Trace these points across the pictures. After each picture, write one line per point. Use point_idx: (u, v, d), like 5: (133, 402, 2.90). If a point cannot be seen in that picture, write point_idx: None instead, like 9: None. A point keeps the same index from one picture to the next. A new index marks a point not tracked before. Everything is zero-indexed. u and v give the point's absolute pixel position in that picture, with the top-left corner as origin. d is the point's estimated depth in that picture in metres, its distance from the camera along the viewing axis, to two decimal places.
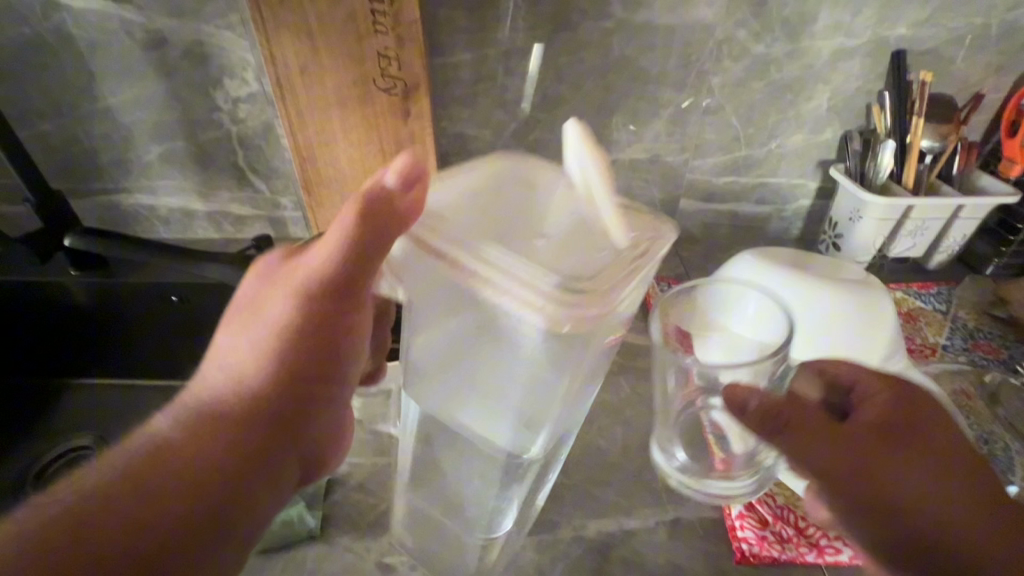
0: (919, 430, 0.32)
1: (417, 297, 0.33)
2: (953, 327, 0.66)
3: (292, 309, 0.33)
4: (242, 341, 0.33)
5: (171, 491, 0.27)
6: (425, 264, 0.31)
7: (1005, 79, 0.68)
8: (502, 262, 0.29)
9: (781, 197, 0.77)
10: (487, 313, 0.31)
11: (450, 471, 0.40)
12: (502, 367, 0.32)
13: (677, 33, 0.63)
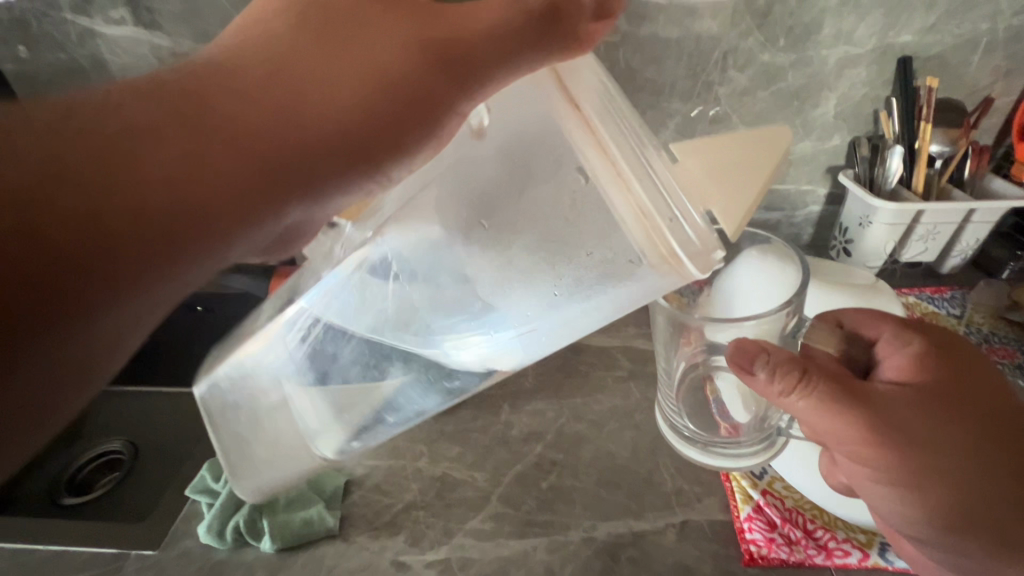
0: (961, 395, 0.36)
1: (516, 156, 0.29)
2: (967, 331, 0.65)
3: (404, 56, 0.24)
4: (328, 66, 0.23)
5: (113, 180, 0.18)
6: (559, 116, 0.27)
7: (1015, 82, 0.68)
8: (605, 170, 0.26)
9: (791, 204, 0.78)
10: (553, 190, 0.28)
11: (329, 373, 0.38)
12: (507, 275, 0.29)
13: (682, 46, 0.65)
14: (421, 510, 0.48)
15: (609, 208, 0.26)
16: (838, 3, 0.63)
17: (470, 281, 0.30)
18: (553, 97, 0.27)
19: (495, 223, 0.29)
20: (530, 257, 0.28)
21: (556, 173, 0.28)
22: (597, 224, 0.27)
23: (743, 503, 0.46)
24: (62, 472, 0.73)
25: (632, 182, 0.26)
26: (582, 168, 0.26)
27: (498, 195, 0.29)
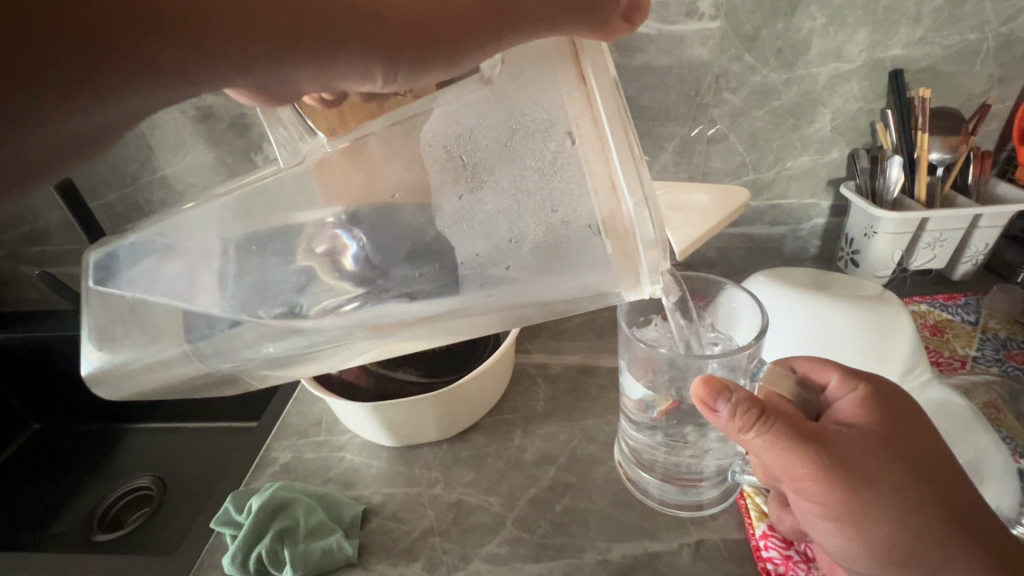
0: (906, 437, 0.37)
1: (513, 110, 0.33)
2: (984, 337, 0.63)
3: None
4: None
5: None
6: (562, 86, 0.32)
7: (1011, 88, 0.68)
8: (590, 156, 0.32)
9: (794, 217, 0.79)
10: (529, 151, 0.33)
11: (162, 261, 0.39)
12: (476, 230, 0.34)
13: (675, 72, 0.68)
14: (438, 536, 0.48)
15: (585, 174, 0.32)
16: (824, 24, 0.64)
17: (431, 214, 0.36)
18: (559, 74, 0.32)
19: (472, 167, 0.34)
20: (500, 203, 0.34)
21: (547, 134, 0.32)
22: (571, 191, 0.33)
23: (757, 520, 0.46)
24: (98, 506, 0.76)
25: (613, 159, 0.31)
26: (571, 133, 0.32)
27: (478, 151, 0.34)
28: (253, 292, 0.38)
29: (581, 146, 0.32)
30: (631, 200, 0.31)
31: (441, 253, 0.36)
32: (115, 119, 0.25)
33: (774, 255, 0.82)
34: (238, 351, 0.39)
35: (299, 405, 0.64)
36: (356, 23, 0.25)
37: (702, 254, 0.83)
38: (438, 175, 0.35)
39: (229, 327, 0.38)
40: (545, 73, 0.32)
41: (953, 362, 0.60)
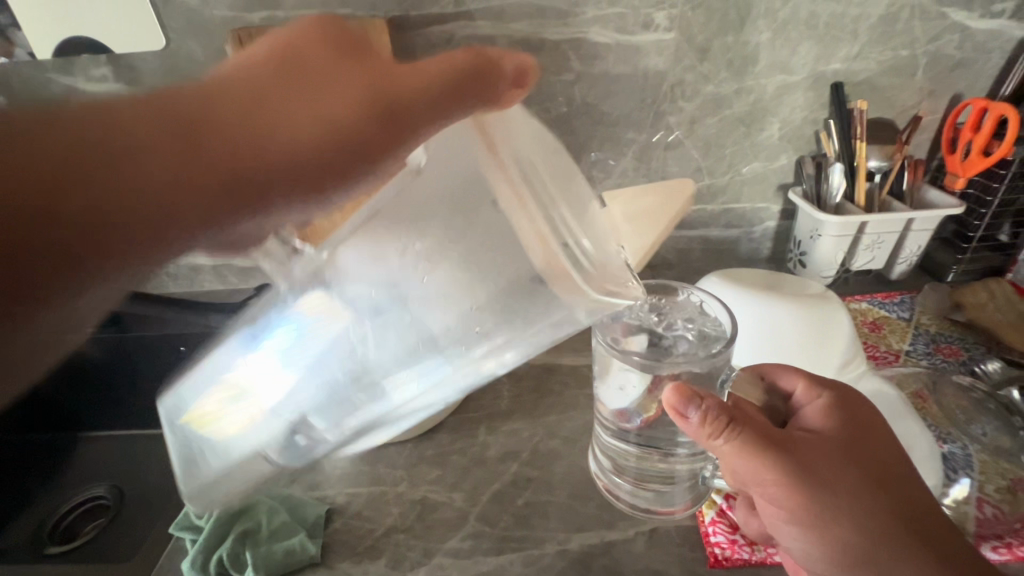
0: (864, 445, 0.39)
1: (450, 183, 0.35)
2: (916, 333, 0.68)
3: (355, 98, 0.24)
4: (292, 101, 0.22)
5: (50, 197, 0.17)
6: (479, 160, 0.34)
7: (940, 101, 0.73)
8: (517, 220, 0.33)
9: (747, 220, 0.83)
10: (476, 221, 0.35)
11: (212, 412, 0.43)
12: (444, 299, 0.36)
13: (633, 80, 0.70)
14: (401, 532, 0.49)
15: (517, 232, 0.34)
16: (771, 37, 0.68)
17: (406, 284, 0.37)
18: (469, 140, 0.33)
19: (425, 249, 0.36)
20: (456, 277, 0.36)
21: (477, 207, 0.35)
22: (512, 246, 0.34)
23: (707, 508, 0.48)
24: (48, 520, 0.74)
25: (529, 206, 0.33)
26: (496, 201, 0.34)
27: (434, 225, 0.36)
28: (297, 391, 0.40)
29: (507, 205, 0.33)
30: (557, 244, 0.33)
31: (422, 324, 0.37)
32: (72, 325, 0.20)
33: (728, 256, 0.86)
34: (320, 444, 0.43)
35: None
36: (295, 158, 0.22)
37: (661, 256, 0.86)
38: (398, 258, 0.37)
39: (321, 425, 0.42)
40: (455, 142, 0.34)
41: (889, 356, 0.65)
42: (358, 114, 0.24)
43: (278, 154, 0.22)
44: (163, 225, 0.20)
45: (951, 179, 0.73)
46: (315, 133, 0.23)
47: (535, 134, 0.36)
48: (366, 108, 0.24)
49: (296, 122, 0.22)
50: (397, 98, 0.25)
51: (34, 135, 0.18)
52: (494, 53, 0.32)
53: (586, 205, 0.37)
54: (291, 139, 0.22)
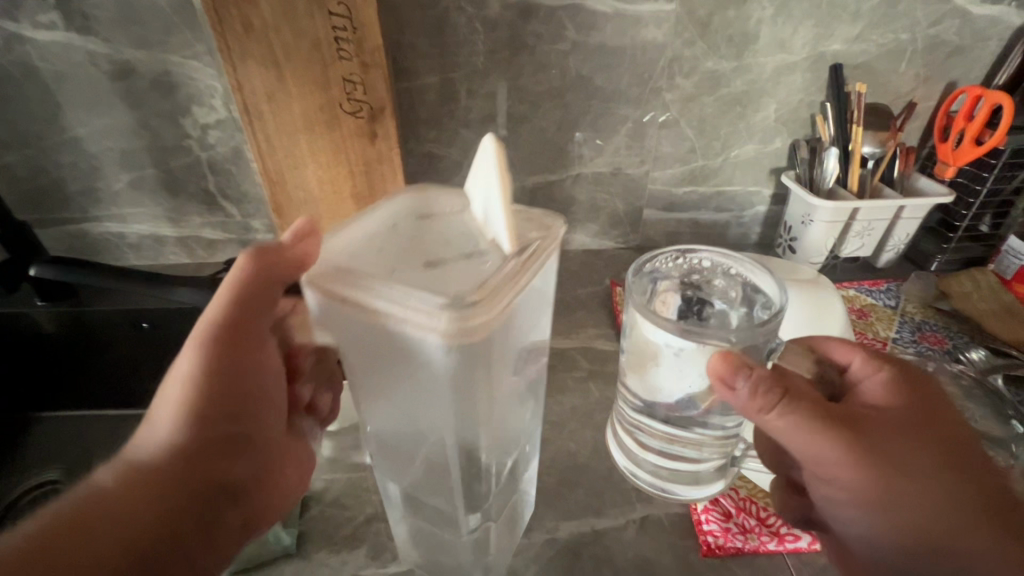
0: (929, 426, 0.36)
1: (351, 338, 0.33)
2: (902, 320, 0.68)
3: (203, 354, 0.36)
4: (177, 375, 0.36)
5: (94, 535, 0.29)
6: (324, 309, 0.32)
7: (935, 87, 0.72)
8: (405, 323, 0.29)
9: (737, 204, 0.81)
10: (387, 345, 0.32)
11: (411, 531, 0.43)
12: (422, 391, 0.33)
13: (629, 53, 0.67)
14: (381, 521, 0.47)
15: (402, 335, 0.30)
16: (773, 14, 0.66)
17: (399, 395, 0.35)
18: (317, 304, 0.32)
19: (368, 372, 0.34)
20: (422, 396, 0.34)
21: (382, 338, 0.32)
22: (416, 355, 0.31)
23: (700, 495, 0.47)
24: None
25: (402, 319, 0.29)
26: (379, 318, 0.30)
27: (358, 361, 0.34)
28: (428, 470, 0.38)
29: (407, 320, 0.29)
30: (433, 313, 0.29)
31: (437, 415, 0.34)
32: None
33: (716, 241, 0.85)
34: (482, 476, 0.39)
35: None
36: (238, 395, 0.36)
37: (649, 239, 0.85)
38: (362, 384, 0.36)
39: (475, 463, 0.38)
40: (339, 314, 0.32)
41: (876, 343, 0.64)
42: (211, 360, 0.36)
43: (188, 416, 0.34)
44: (185, 486, 0.32)
45: (943, 167, 0.72)
46: (211, 371, 0.36)
47: (367, 232, 0.35)
48: (211, 353, 0.36)
49: (185, 391, 0.35)
50: (239, 329, 0.37)
51: (91, 509, 0.30)
52: (262, 250, 0.38)
53: (450, 227, 0.35)
54: (194, 396, 0.35)
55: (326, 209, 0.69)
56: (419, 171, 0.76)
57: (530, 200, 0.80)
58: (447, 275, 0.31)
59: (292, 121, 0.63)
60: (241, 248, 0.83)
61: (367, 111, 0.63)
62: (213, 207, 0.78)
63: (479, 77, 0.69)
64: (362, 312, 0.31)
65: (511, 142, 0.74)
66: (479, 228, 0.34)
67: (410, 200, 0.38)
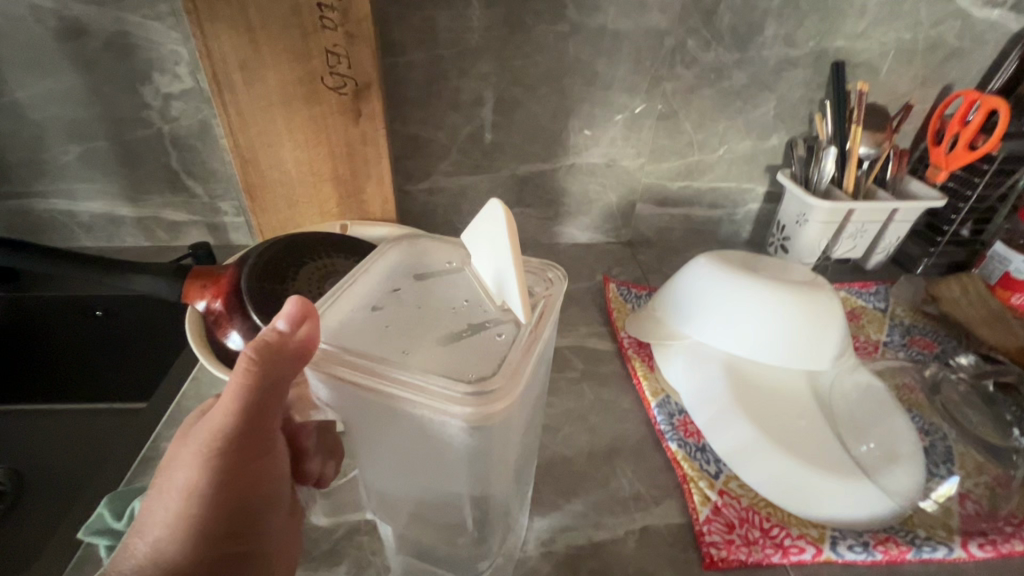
0: None
1: (353, 422, 0.26)
2: (893, 323, 0.68)
3: (199, 462, 0.26)
4: (170, 480, 0.27)
5: None
6: (324, 390, 0.25)
7: (931, 90, 0.72)
8: (418, 413, 0.23)
9: (730, 201, 0.80)
10: (396, 432, 0.25)
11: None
12: (438, 477, 0.26)
13: (631, 39, 0.64)
14: (366, 533, 0.41)
15: (420, 424, 0.23)
16: (779, 5, 0.63)
17: (405, 476, 0.27)
18: (314, 381, 0.25)
19: (363, 450, 0.27)
20: (431, 482, 0.27)
21: (386, 424, 0.24)
22: (430, 445, 0.24)
23: (701, 505, 0.45)
24: None
25: (420, 414, 0.22)
26: (398, 414, 0.23)
27: (359, 442, 0.27)
28: (432, 538, 0.32)
29: (419, 406, 0.22)
30: (452, 409, 0.22)
31: (456, 499, 0.28)
32: None
33: (707, 237, 0.84)
34: (501, 532, 0.33)
35: (197, 385, 0.55)
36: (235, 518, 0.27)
37: (640, 234, 0.83)
38: (360, 461, 0.29)
39: (489, 530, 0.31)
40: (343, 397, 0.25)
41: (869, 346, 0.64)
42: (208, 477, 0.26)
43: (187, 537, 0.26)
44: None
45: (933, 171, 0.72)
46: (214, 495, 0.26)
47: (358, 296, 0.28)
48: (207, 468, 0.26)
49: (179, 514, 0.26)
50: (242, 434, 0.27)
51: None
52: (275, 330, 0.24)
53: (453, 289, 0.28)
54: (189, 523, 0.26)
55: (303, 191, 0.65)
56: (405, 155, 0.72)
57: (521, 190, 0.76)
58: (466, 354, 0.24)
59: (267, 95, 0.57)
60: (208, 231, 0.77)
61: (351, 86, 0.58)
62: (176, 185, 0.72)
63: (472, 56, 0.64)
64: (366, 397, 0.23)
65: (503, 128, 0.70)
66: (486, 292, 0.27)
67: (401, 258, 0.31)
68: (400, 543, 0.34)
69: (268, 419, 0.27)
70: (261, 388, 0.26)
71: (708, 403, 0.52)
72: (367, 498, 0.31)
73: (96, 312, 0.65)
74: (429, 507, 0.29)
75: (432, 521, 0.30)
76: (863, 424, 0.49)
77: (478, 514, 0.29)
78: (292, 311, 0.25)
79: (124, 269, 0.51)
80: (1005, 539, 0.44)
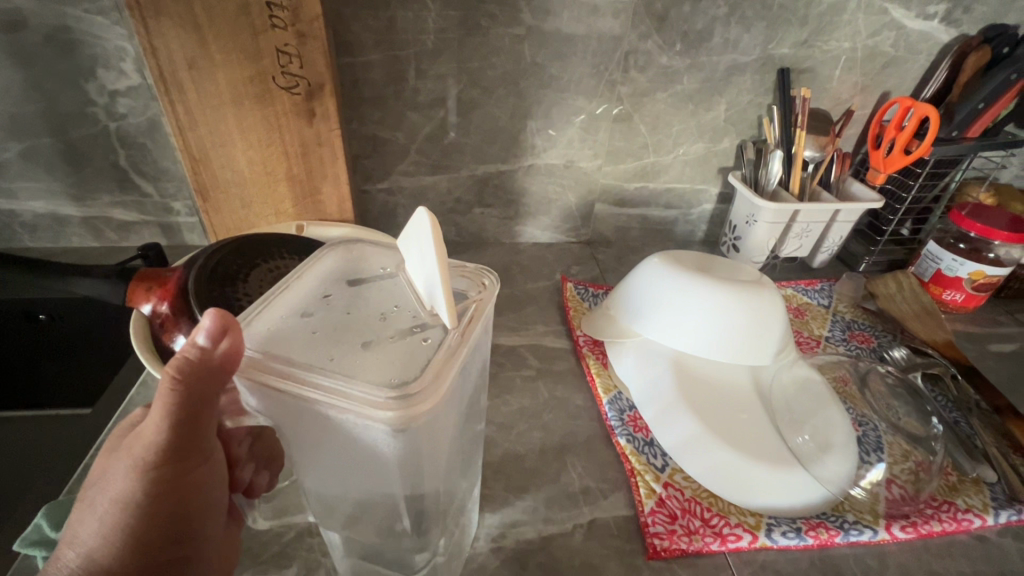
0: None
1: (283, 427, 0.26)
2: (834, 319, 0.71)
3: (133, 473, 0.26)
4: (106, 490, 0.27)
5: None
6: (253, 395, 0.25)
7: (871, 96, 0.76)
8: (342, 417, 0.23)
9: (686, 202, 0.82)
10: (324, 435, 0.25)
11: None
12: (369, 478, 0.27)
13: (586, 43, 0.66)
14: (315, 535, 0.41)
15: (347, 427, 0.24)
16: (727, 13, 0.65)
17: (338, 478, 0.28)
18: (243, 387, 0.25)
19: (295, 454, 0.28)
20: (364, 483, 0.27)
21: (314, 427, 0.25)
22: (359, 447, 0.25)
23: (646, 497, 0.47)
24: None
25: (346, 417, 0.23)
26: (325, 417, 0.24)
27: (291, 446, 0.27)
28: (371, 537, 0.32)
29: (342, 410, 0.23)
30: (376, 412, 0.22)
31: (392, 498, 0.28)
32: None
33: (664, 237, 0.86)
34: (442, 529, 0.34)
35: (145, 390, 0.54)
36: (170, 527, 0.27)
37: (600, 233, 0.85)
38: (295, 464, 0.29)
39: (428, 528, 0.32)
40: (270, 401, 0.25)
41: (811, 341, 0.67)
42: (143, 487, 0.26)
43: (120, 546, 0.26)
44: None
45: (873, 174, 0.76)
46: (148, 507, 0.26)
47: (290, 303, 0.28)
48: (141, 477, 0.26)
49: (114, 525, 0.26)
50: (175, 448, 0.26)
51: None
52: (202, 342, 0.24)
53: (385, 294, 0.29)
54: (122, 532, 0.26)
55: (257, 192, 0.64)
56: (363, 155, 0.72)
57: (481, 190, 0.77)
58: (393, 358, 0.25)
59: (216, 93, 0.56)
60: (161, 231, 0.75)
61: (304, 86, 0.58)
62: (125, 184, 0.70)
63: (429, 57, 0.65)
64: (294, 402, 0.24)
65: (462, 128, 0.71)
66: (416, 296, 0.28)
67: (337, 264, 0.31)
68: (342, 543, 0.34)
69: (201, 430, 0.27)
70: (189, 403, 0.26)
71: (655, 399, 0.54)
72: (306, 500, 0.32)
73: (41, 318, 0.65)
74: (365, 507, 0.29)
75: (371, 521, 0.31)
76: (796, 416, 0.52)
77: (415, 512, 0.30)
78: (212, 324, 0.25)
79: (69, 273, 0.49)
80: (925, 521, 0.47)
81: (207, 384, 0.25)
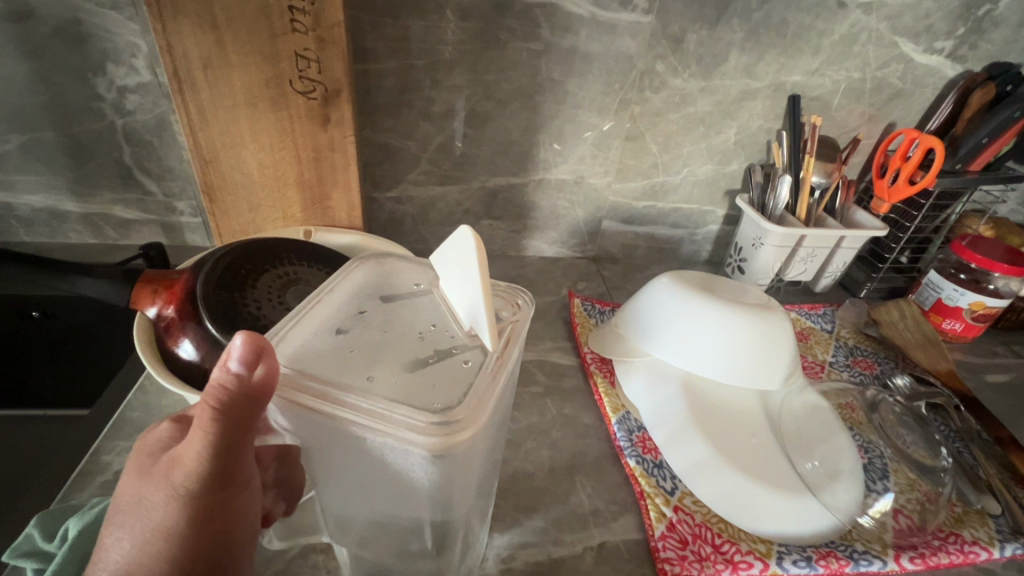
0: None
1: (312, 447, 0.26)
2: (837, 345, 0.72)
3: (169, 500, 0.25)
4: (141, 517, 0.25)
5: None
6: (286, 414, 0.24)
7: (876, 126, 0.77)
8: (380, 440, 0.22)
9: (692, 222, 0.83)
10: (355, 456, 0.24)
11: None
12: (396, 501, 0.26)
13: (601, 60, 0.66)
14: (321, 553, 0.40)
15: (382, 450, 0.23)
16: (742, 38, 0.66)
17: (364, 500, 0.27)
18: (276, 407, 0.24)
19: (319, 474, 0.27)
20: (391, 506, 0.27)
21: (346, 449, 0.24)
22: (391, 471, 0.24)
23: (657, 521, 0.46)
24: None
25: (383, 440, 0.22)
26: (361, 440, 0.23)
27: (317, 466, 0.27)
28: (389, 560, 0.31)
29: (380, 433, 0.22)
30: (417, 437, 0.22)
31: (417, 522, 0.27)
32: None
33: (669, 256, 0.86)
34: (461, 553, 0.33)
35: (144, 395, 0.53)
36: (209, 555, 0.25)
37: (606, 250, 0.85)
38: (317, 484, 0.28)
39: (448, 553, 0.31)
40: (301, 420, 0.24)
41: (816, 366, 0.68)
42: (183, 514, 0.25)
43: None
44: None
45: (877, 203, 0.77)
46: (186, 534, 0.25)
47: (320, 319, 0.27)
48: (182, 504, 0.25)
49: (152, 553, 0.25)
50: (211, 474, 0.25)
51: None
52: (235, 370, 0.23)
53: (417, 312, 0.28)
54: (164, 560, 0.25)
55: (266, 195, 0.63)
56: (373, 162, 0.71)
57: (490, 202, 0.77)
58: (430, 381, 0.24)
59: (231, 95, 0.56)
60: (163, 231, 0.73)
61: (320, 91, 0.57)
62: (128, 182, 0.69)
63: (446, 67, 0.65)
64: (328, 423, 0.23)
65: (474, 140, 0.71)
66: (451, 316, 0.28)
67: (367, 280, 0.31)
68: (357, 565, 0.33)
69: (241, 454, 0.25)
70: (225, 431, 0.24)
71: (663, 422, 0.53)
72: (325, 520, 0.31)
73: (34, 315, 0.61)
74: (387, 530, 0.29)
75: (392, 544, 0.30)
76: (808, 443, 0.51)
77: (439, 536, 0.29)
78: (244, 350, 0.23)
79: (71, 271, 0.48)
80: (933, 552, 0.47)
81: (245, 413, 0.24)
